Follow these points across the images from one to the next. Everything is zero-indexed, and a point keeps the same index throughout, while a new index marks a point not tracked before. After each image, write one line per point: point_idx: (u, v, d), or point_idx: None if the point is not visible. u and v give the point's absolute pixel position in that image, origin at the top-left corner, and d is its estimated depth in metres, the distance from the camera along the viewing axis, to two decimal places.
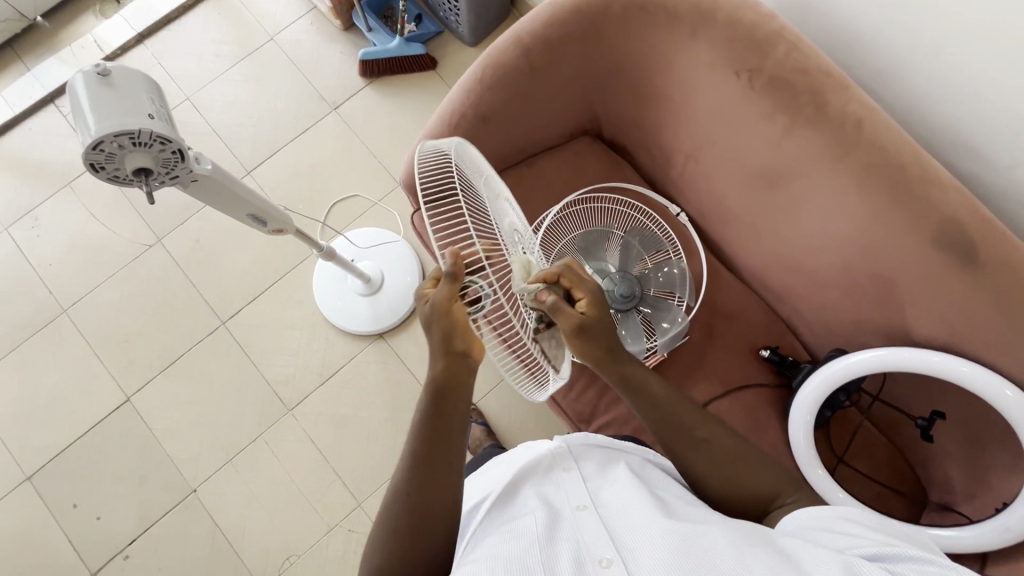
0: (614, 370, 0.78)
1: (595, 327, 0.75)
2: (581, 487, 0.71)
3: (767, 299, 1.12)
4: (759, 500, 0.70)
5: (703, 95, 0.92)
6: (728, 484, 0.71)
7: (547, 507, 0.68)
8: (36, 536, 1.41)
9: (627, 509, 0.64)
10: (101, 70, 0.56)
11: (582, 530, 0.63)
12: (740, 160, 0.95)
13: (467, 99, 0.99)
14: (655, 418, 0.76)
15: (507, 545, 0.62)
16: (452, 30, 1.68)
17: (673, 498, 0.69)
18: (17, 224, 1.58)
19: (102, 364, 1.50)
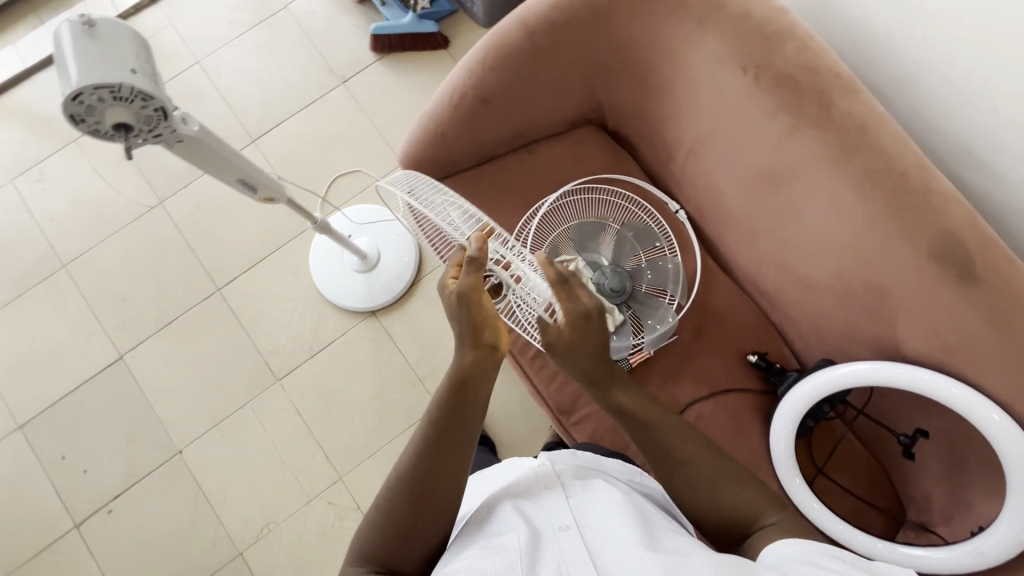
0: (602, 398, 0.78)
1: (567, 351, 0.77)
2: (566, 507, 0.70)
3: (760, 304, 1.10)
4: (739, 520, 0.70)
5: (707, 91, 0.90)
6: (709, 505, 0.71)
7: (530, 526, 0.67)
8: (24, 484, 1.44)
9: (612, 533, 0.63)
10: (86, 20, 0.55)
11: (564, 551, 0.61)
12: (740, 159, 0.93)
13: (469, 79, 0.98)
14: (641, 436, 0.76)
15: (486, 561, 0.61)
16: (467, 10, 1.65)
17: (659, 527, 0.68)
18: (23, 176, 1.59)
19: (98, 322, 1.52)
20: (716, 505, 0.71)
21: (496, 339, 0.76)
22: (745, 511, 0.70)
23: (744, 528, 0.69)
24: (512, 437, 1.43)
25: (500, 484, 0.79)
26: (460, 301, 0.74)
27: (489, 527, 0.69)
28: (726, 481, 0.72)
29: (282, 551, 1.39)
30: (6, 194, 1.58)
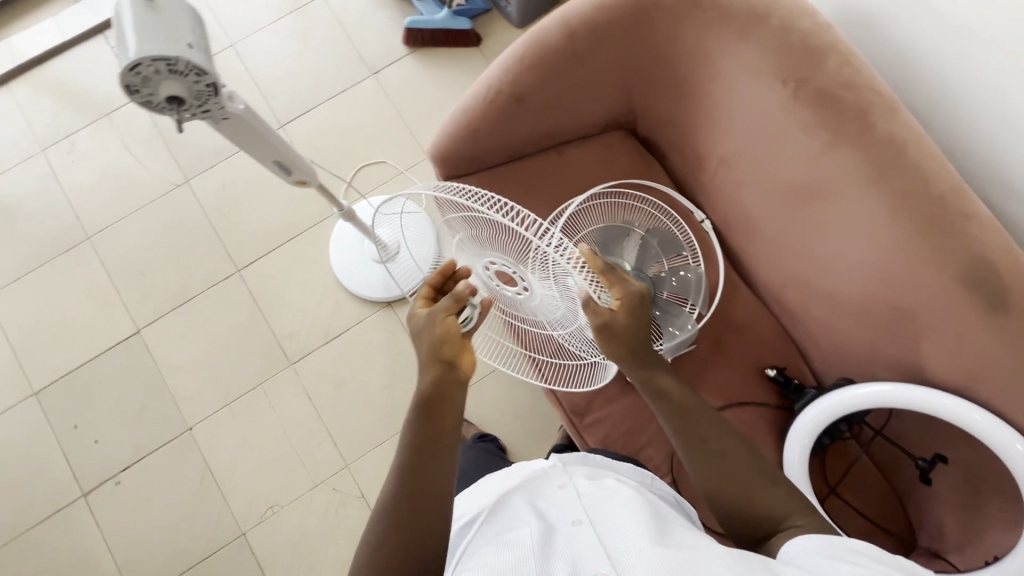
0: (639, 373, 0.84)
1: (618, 328, 0.81)
2: (577, 505, 0.72)
3: (781, 318, 1.10)
4: (766, 518, 0.70)
5: (743, 101, 0.90)
6: (739, 500, 0.71)
7: (544, 519, 0.70)
8: (36, 450, 1.46)
9: (622, 525, 0.66)
10: None
11: (577, 542, 0.64)
12: (772, 172, 0.93)
13: (504, 77, 0.98)
14: (678, 423, 0.79)
15: (503, 555, 0.64)
16: (500, 9, 1.66)
17: (669, 523, 0.71)
18: (53, 147, 1.61)
19: (118, 295, 1.54)
20: (745, 500, 0.71)
21: (455, 355, 0.74)
22: (772, 509, 0.70)
23: (767, 525, 0.69)
24: (519, 436, 1.44)
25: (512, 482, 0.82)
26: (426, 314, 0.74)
27: (503, 522, 0.72)
28: (756, 477, 0.72)
29: (285, 533, 1.41)
30: (36, 163, 1.61)
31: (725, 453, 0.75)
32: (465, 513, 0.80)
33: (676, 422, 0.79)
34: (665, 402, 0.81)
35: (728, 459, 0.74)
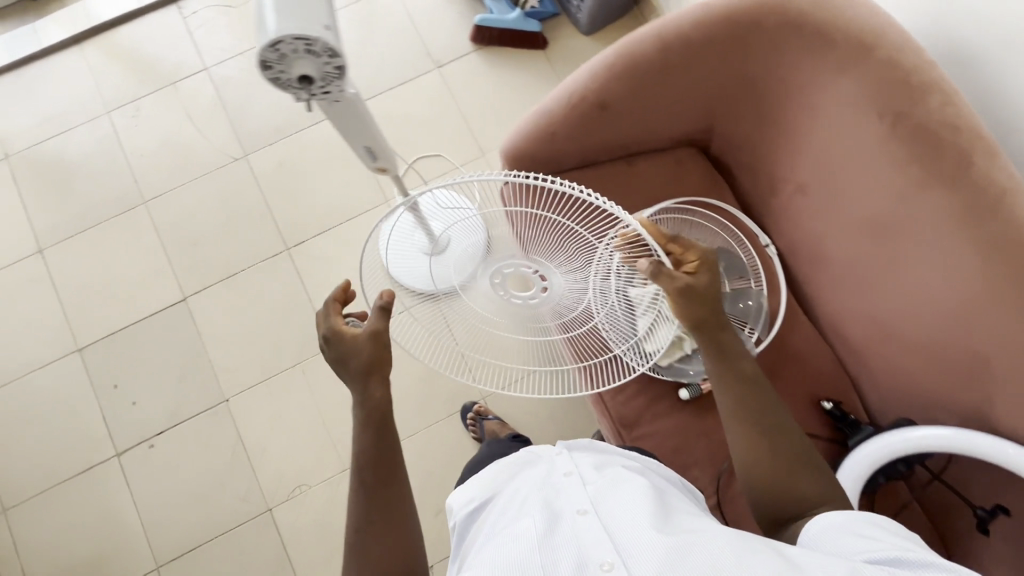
0: (707, 336, 0.79)
1: (702, 288, 0.77)
2: (583, 492, 0.69)
3: (839, 352, 1.09)
4: (802, 501, 0.71)
5: (834, 129, 0.90)
6: (779, 482, 0.73)
7: (548, 509, 0.67)
8: (74, 406, 1.48)
9: (626, 515, 0.63)
10: None
11: (582, 532, 0.61)
12: (856, 203, 0.92)
13: (591, 83, 0.98)
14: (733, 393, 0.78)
15: (507, 549, 0.61)
16: (570, 15, 1.66)
17: (676, 510, 0.68)
18: (119, 110, 1.64)
19: (168, 261, 1.55)
20: (785, 483, 0.72)
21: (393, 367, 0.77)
22: (813, 494, 0.72)
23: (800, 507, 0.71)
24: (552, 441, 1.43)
25: (520, 469, 0.79)
26: (369, 340, 0.74)
27: (510, 513, 0.69)
28: (798, 466, 0.73)
29: (311, 513, 1.41)
30: (100, 124, 1.63)
31: (780, 433, 0.75)
32: (471, 500, 0.78)
33: (735, 393, 0.78)
34: (729, 370, 0.79)
35: (780, 441, 0.75)
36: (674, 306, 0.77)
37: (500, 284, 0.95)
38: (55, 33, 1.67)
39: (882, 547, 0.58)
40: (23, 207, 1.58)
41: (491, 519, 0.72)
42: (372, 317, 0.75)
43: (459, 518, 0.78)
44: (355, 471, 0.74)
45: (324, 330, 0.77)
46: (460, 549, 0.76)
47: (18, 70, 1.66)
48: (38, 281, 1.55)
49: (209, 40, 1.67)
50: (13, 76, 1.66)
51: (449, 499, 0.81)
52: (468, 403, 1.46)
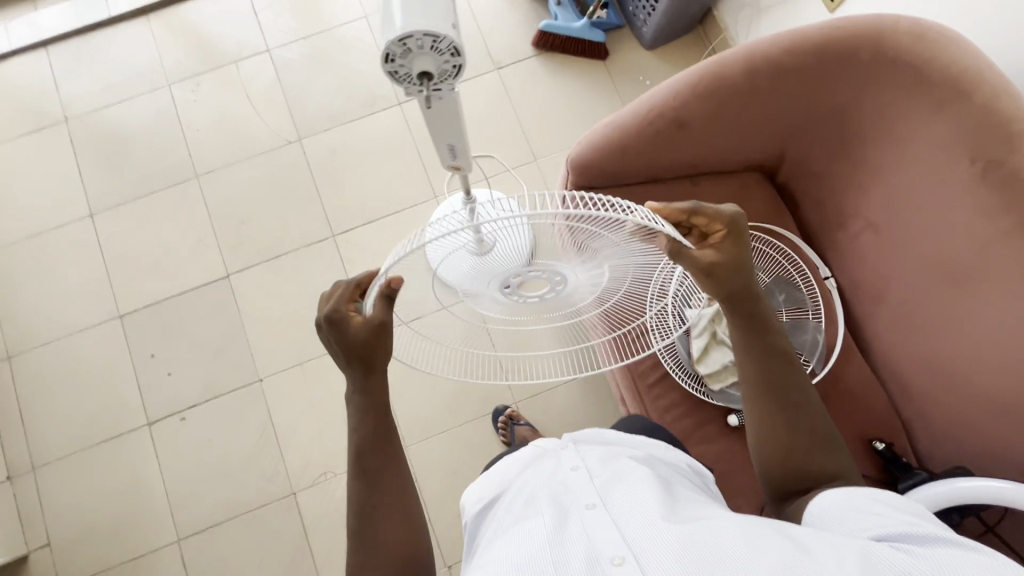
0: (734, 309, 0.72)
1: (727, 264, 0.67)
2: (590, 483, 0.65)
3: (892, 394, 1.06)
4: (814, 477, 0.71)
5: (918, 164, 0.89)
6: (793, 459, 0.71)
7: (555, 505, 0.63)
8: (111, 371, 1.49)
9: (637, 507, 0.59)
10: None
11: (591, 527, 0.57)
12: (934, 246, 0.91)
13: (673, 98, 0.98)
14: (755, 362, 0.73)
15: (516, 549, 0.58)
16: (634, 28, 1.66)
17: (685, 501, 0.64)
18: (179, 84, 1.65)
19: (214, 237, 1.56)
20: (800, 460, 0.71)
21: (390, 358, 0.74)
22: (828, 470, 0.71)
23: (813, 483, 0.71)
24: None
25: (522, 467, 0.75)
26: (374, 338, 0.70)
27: (517, 514, 0.65)
28: (813, 445, 0.72)
29: (335, 501, 1.41)
30: (159, 96, 1.65)
31: (798, 409, 0.72)
32: (481, 497, 0.77)
33: (759, 365, 0.73)
34: (755, 342, 0.73)
35: (799, 417, 0.72)
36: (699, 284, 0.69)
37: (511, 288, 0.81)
38: (123, 3, 1.69)
39: (891, 525, 0.56)
40: (78, 171, 1.60)
41: (501, 516, 0.70)
42: (374, 309, 0.68)
43: (471, 515, 0.77)
44: (355, 458, 0.74)
45: (327, 310, 0.70)
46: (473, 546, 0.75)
47: (85, 36, 1.68)
48: (86, 245, 1.56)
49: (273, 23, 1.69)
50: (79, 41, 1.68)
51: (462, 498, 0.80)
52: (501, 406, 1.46)
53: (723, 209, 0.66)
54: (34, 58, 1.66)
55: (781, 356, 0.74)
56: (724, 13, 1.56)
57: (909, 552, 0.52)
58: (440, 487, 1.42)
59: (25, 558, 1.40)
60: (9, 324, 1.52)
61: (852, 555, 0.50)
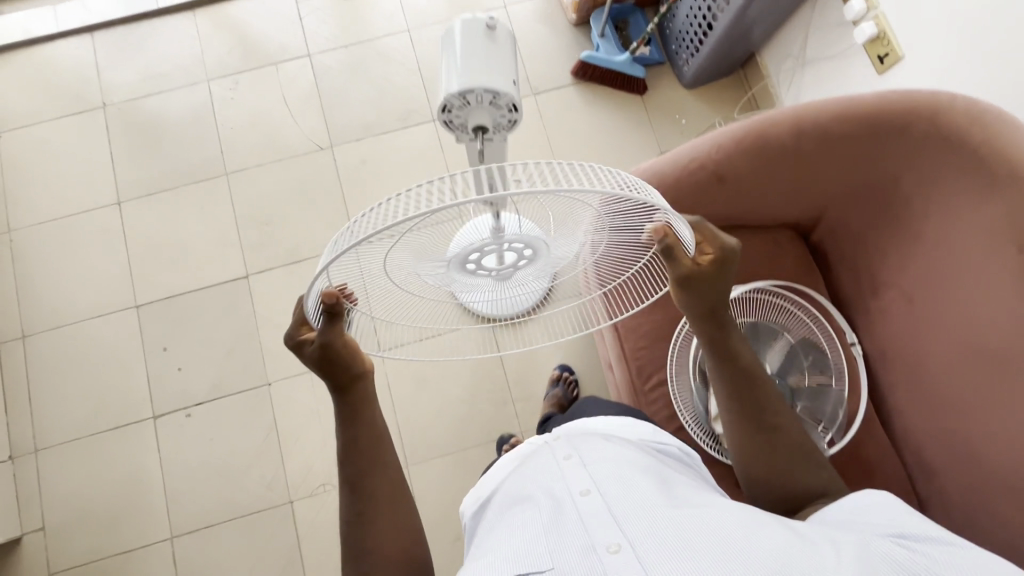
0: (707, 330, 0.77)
1: (707, 285, 0.71)
2: (584, 470, 0.65)
3: (910, 470, 1.02)
4: (800, 494, 0.75)
5: (959, 239, 0.88)
6: (776, 478, 0.76)
7: (548, 493, 0.64)
8: (122, 361, 1.49)
9: (631, 497, 0.60)
10: (491, 23, 0.63)
11: (586, 514, 0.59)
12: (971, 328, 0.89)
13: (714, 152, 0.97)
14: (731, 379, 0.78)
15: (517, 540, 0.59)
16: (675, 65, 1.65)
17: (676, 488, 0.66)
18: (218, 80, 1.66)
19: (237, 236, 1.57)
20: (784, 479, 0.75)
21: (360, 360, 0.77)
22: (813, 484, 0.75)
23: (800, 499, 0.74)
24: None
25: (511, 457, 0.76)
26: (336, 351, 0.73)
27: (514, 501, 0.67)
28: (795, 462, 0.76)
29: (331, 514, 1.40)
30: (198, 91, 1.66)
31: (778, 431, 0.77)
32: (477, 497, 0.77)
33: (733, 391, 0.78)
34: (727, 368, 0.78)
35: (778, 438, 0.76)
36: (676, 297, 0.74)
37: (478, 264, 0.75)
38: None
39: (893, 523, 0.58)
40: (110, 158, 1.61)
41: (494, 512, 0.70)
42: (318, 330, 0.69)
43: (468, 519, 0.75)
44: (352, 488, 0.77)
45: (289, 336, 0.75)
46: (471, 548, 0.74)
47: (131, 25, 1.70)
48: (111, 232, 1.57)
49: (317, 29, 1.70)
50: (124, 29, 1.69)
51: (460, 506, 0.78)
52: (506, 434, 1.43)
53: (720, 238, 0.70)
54: (79, 42, 1.68)
55: (754, 378, 0.79)
56: (768, 60, 1.55)
57: (914, 547, 0.53)
58: (439, 510, 1.41)
59: (19, 540, 1.40)
60: (27, 303, 1.52)
61: (852, 546, 0.53)
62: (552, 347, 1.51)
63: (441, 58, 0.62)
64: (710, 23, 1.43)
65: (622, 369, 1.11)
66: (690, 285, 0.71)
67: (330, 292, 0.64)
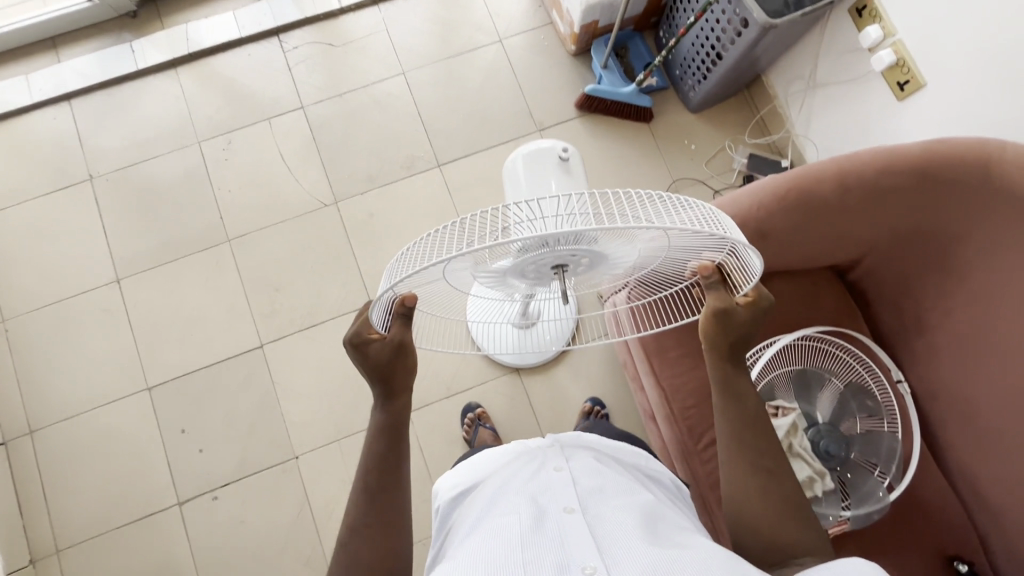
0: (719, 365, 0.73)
1: (739, 323, 0.70)
2: (572, 490, 0.67)
3: (966, 505, 1.03)
4: (782, 548, 0.67)
5: (1010, 287, 0.90)
6: (765, 524, 0.68)
7: (533, 506, 0.65)
8: (138, 448, 1.43)
9: (615, 523, 0.61)
10: (564, 156, 1.07)
11: (567, 531, 0.60)
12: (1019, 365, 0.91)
13: (756, 209, 0.96)
14: (734, 423, 0.72)
15: (488, 549, 0.59)
16: (680, 91, 1.61)
17: (661, 519, 0.66)
18: (210, 141, 1.59)
19: (246, 304, 1.51)
20: (771, 531, 0.68)
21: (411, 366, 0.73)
22: (796, 538, 0.67)
23: (782, 552, 0.67)
24: None
25: (500, 464, 0.78)
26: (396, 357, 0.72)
27: (493, 511, 0.67)
28: (786, 512, 0.68)
29: None
30: (190, 154, 1.59)
31: (775, 475, 0.70)
32: (456, 488, 0.79)
33: (734, 429, 0.72)
34: (734, 405, 0.73)
35: (773, 481, 0.70)
36: (705, 326, 0.71)
37: (529, 274, 0.76)
38: (151, 54, 1.62)
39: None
40: (104, 232, 1.54)
41: (470, 513, 0.71)
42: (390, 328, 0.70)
43: (442, 503, 0.78)
44: None
45: (351, 334, 0.71)
46: (441, 533, 0.77)
47: (111, 88, 1.62)
48: (112, 313, 1.50)
49: (308, 79, 1.63)
50: (105, 94, 1.61)
51: (437, 484, 0.83)
52: (472, 404, 1.46)
53: (756, 291, 0.71)
54: (57, 111, 1.60)
55: (758, 419, 0.73)
56: (775, 81, 1.53)
57: None
58: None
59: None
60: (31, 396, 1.45)
61: None
62: (582, 389, 1.49)
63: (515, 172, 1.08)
64: (718, 53, 1.39)
65: (670, 427, 1.09)
66: (725, 320, 0.70)
67: (407, 296, 0.69)
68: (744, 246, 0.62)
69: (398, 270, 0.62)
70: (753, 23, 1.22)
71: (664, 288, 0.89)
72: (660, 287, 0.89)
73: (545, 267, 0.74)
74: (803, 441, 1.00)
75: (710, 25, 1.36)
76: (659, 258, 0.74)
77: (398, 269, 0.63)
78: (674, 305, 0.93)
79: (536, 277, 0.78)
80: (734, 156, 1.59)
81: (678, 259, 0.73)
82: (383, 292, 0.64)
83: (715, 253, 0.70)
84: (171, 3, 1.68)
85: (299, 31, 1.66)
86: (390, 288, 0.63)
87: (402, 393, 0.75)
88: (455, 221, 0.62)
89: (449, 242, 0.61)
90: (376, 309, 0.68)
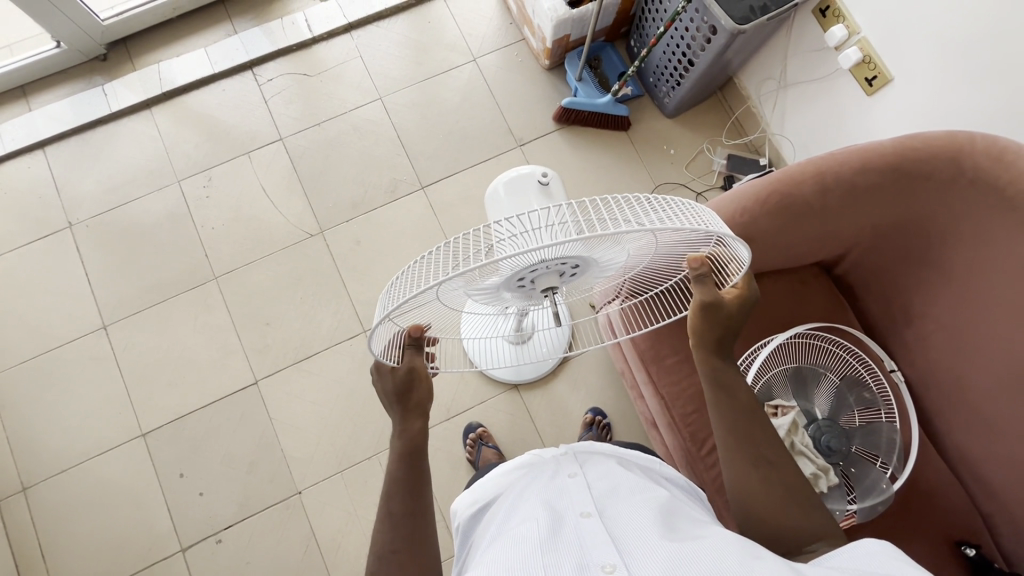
0: (715, 365, 0.74)
1: (726, 313, 0.70)
2: (588, 495, 0.68)
3: (968, 489, 1.04)
4: (794, 529, 0.67)
5: (999, 256, 0.91)
6: (776, 517, 0.68)
7: (550, 512, 0.65)
8: (137, 495, 1.40)
9: (631, 522, 0.61)
10: (545, 179, 1.09)
11: (585, 534, 0.60)
12: (1008, 346, 0.93)
13: (738, 215, 0.98)
14: (737, 423, 0.73)
15: (509, 554, 0.59)
16: (655, 97, 1.64)
17: (678, 515, 0.66)
18: (189, 179, 1.58)
19: (237, 340, 1.49)
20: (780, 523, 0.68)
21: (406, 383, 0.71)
22: (803, 523, 0.67)
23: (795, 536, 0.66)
24: None
25: (516, 477, 0.78)
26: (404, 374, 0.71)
27: (513, 520, 0.67)
28: (795, 504, 0.68)
29: None
30: (170, 193, 1.57)
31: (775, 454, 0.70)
32: (474, 504, 0.79)
33: (730, 413, 0.73)
34: (728, 390, 0.74)
35: (777, 474, 0.70)
36: (692, 315, 0.71)
37: (523, 288, 0.75)
38: (124, 95, 1.61)
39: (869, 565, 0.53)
40: (87, 279, 1.52)
41: (490, 527, 0.71)
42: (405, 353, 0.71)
43: (463, 519, 0.78)
44: None
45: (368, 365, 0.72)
46: (465, 551, 0.76)
47: (86, 133, 1.60)
48: (101, 361, 1.47)
49: (285, 110, 1.63)
50: (79, 139, 1.60)
51: (455, 503, 0.82)
52: (472, 423, 1.45)
53: (743, 283, 0.71)
54: (32, 159, 1.58)
55: (758, 414, 0.74)
56: (746, 81, 1.56)
57: None
58: None
59: None
60: (22, 451, 1.42)
61: None
62: (582, 402, 1.48)
63: (498, 196, 1.10)
64: (690, 60, 1.42)
65: (672, 434, 1.10)
66: (713, 311, 0.70)
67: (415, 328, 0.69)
68: (730, 238, 0.61)
69: (390, 301, 0.62)
70: (721, 29, 1.25)
71: (656, 284, 0.89)
72: (650, 284, 0.89)
73: (540, 280, 0.72)
74: (805, 438, 1.00)
75: (680, 33, 1.39)
76: (650, 257, 0.74)
77: (393, 296, 0.62)
78: (668, 301, 0.93)
79: (534, 291, 0.77)
80: (713, 157, 1.61)
81: (669, 254, 0.73)
82: (375, 324, 0.62)
83: (704, 246, 0.70)
84: (142, 43, 1.68)
85: (273, 62, 1.66)
86: (386, 316, 0.61)
87: (406, 414, 0.74)
88: (441, 246, 0.60)
89: (438, 266, 0.59)
90: (380, 341, 0.68)
